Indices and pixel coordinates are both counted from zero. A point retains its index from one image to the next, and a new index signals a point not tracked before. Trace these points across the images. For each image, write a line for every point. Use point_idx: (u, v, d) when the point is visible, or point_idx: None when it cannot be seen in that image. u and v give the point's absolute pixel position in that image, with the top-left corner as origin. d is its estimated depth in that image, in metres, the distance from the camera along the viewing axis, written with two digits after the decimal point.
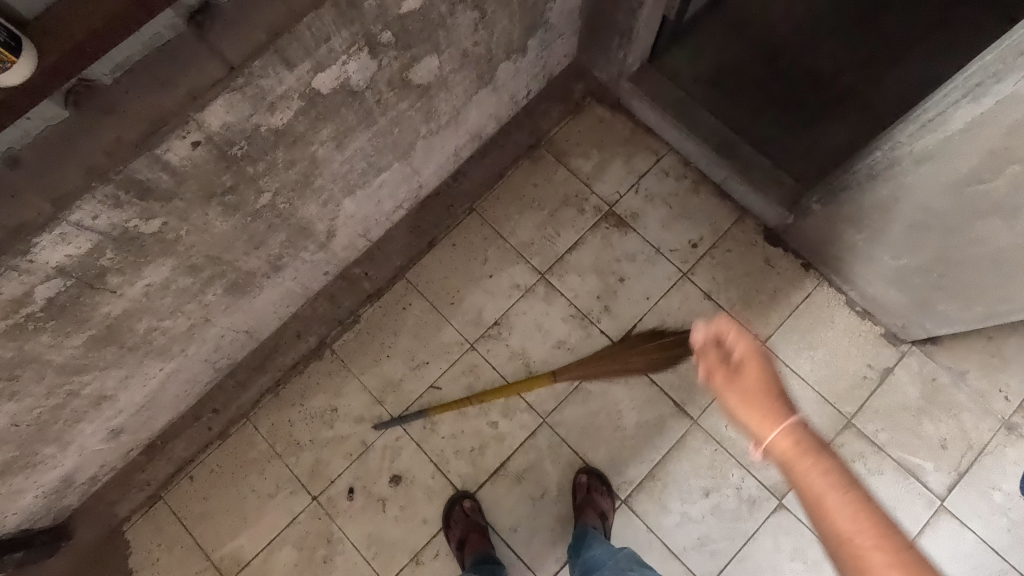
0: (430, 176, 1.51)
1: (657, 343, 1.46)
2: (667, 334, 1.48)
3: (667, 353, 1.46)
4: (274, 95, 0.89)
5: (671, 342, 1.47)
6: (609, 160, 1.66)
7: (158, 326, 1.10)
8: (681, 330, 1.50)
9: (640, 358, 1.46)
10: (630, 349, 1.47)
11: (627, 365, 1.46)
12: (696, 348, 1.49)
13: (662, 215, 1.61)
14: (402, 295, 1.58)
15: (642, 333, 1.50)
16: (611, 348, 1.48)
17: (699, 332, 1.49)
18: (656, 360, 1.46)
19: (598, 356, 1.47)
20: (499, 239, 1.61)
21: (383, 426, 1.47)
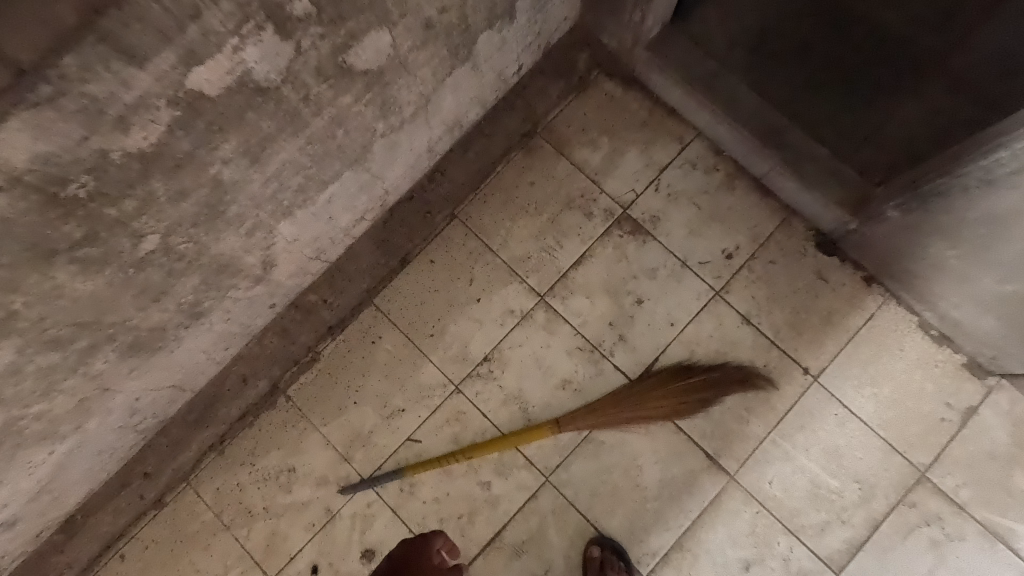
0: (398, 180, 1.19)
1: (682, 386, 1.19)
2: (695, 374, 1.20)
3: (694, 398, 1.19)
4: (121, 105, 0.58)
5: (700, 384, 1.20)
6: (622, 150, 1.34)
7: (26, 412, 0.82)
8: (713, 365, 1.22)
9: (661, 405, 1.19)
10: (649, 393, 1.19)
11: (646, 413, 1.19)
12: (732, 389, 1.21)
13: (689, 219, 1.30)
14: (371, 325, 1.30)
15: (664, 369, 1.21)
16: (627, 392, 1.20)
17: (734, 368, 1.21)
18: (680, 407, 1.19)
19: (610, 402, 1.20)
20: (487, 254, 1.32)
21: (349, 490, 1.22)
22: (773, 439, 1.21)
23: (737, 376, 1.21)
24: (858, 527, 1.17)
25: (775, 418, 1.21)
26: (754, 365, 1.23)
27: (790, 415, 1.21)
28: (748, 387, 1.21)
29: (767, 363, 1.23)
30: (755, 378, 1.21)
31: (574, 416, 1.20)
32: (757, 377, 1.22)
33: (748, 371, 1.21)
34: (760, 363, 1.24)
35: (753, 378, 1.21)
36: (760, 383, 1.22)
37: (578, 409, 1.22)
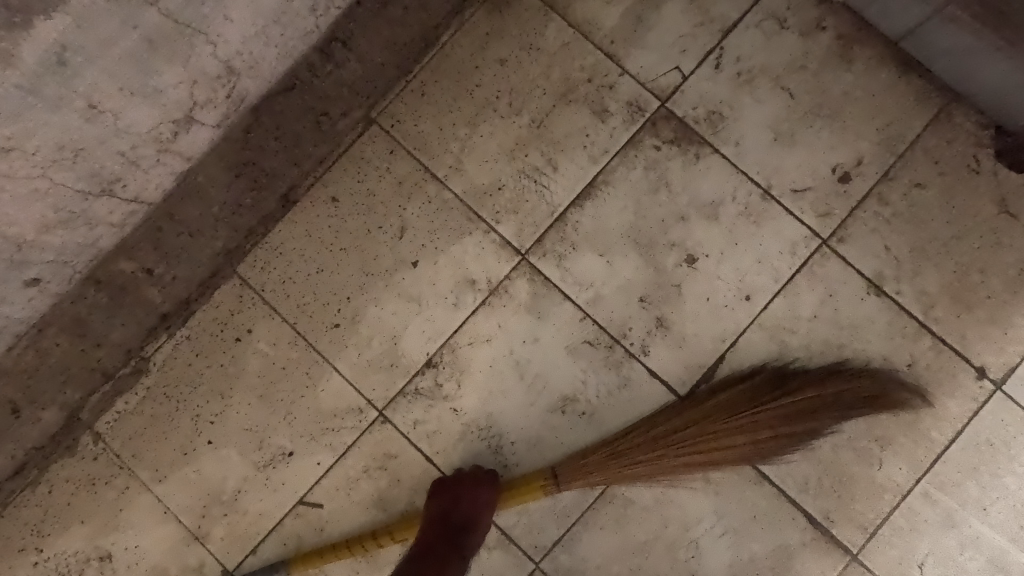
0: (249, 42, 0.64)
1: (773, 411, 0.68)
2: (793, 388, 0.68)
3: (792, 430, 0.68)
4: None
5: (800, 407, 0.68)
6: (657, 0, 0.78)
7: None
8: (820, 370, 0.70)
9: (736, 443, 0.68)
10: (716, 423, 0.68)
11: (708, 458, 0.68)
12: (858, 412, 0.68)
13: (775, 115, 0.75)
14: (235, 311, 0.77)
15: (738, 381, 0.70)
16: (675, 422, 0.69)
17: (859, 377, 0.69)
18: (768, 445, 0.68)
19: (647, 439, 0.68)
20: (430, 185, 0.77)
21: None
22: (927, 491, 0.70)
23: (864, 390, 0.68)
24: None
25: (930, 457, 0.70)
26: (890, 365, 0.71)
27: (956, 450, 0.70)
28: (887, 405, 0.69)
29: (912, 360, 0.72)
30: (898, 390, 0.69)
31: (585, 465, 0.68)
32: (899, 386, 0.69)
33: (882, 374, 0.70)
34: (897, 359, 0.72)
35: (895, 388, 0.69)
36: (908, 397, 0.69)
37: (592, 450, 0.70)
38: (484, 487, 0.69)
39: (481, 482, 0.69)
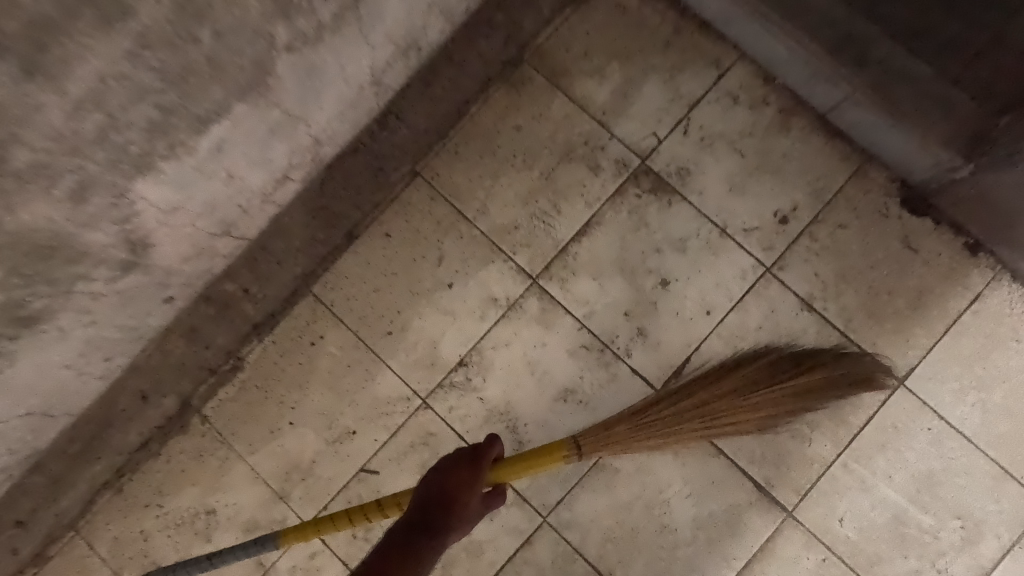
0: (332, 122, 0.86)
1: (774, 394, 0.77)
2: (790, 377, 0.78)
3: (786, 412, 0.78)
4: None
5: (810, 384, 0.78)
6: (639, 80, 1.00)
7: None
8: (803, 361, 0.79)
9: (737, 421, 0.77)
10: (723, 401, 0.77)
11: (713, 433, 0.77)
12: (823, 400, 0.79)
13: (729, 170, 0.97)
14: (309, 321, 0.99)
15: (744, 363, 0.79)
16: (711, 392, 0.78)
17: (829, 371, 0.78)
18: (761, 423, 0.78)
19: (665, 411, 0.77)
20: (461, 223, 0.99)
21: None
22: (847, 462, 0.91)
23: (833, 381, 0.79)
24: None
25: (849, 436, 0.91)
26: (856, 363, 0.81)
27: (869, 430, 0.91)
28: (845, 395, 0.80)
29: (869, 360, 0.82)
30: (852, 385, 0.80)
31: (609, 433, 0.75)
32: (853, 380, 0.80)
33: (842, 370, 0.80)
34: (861, 358, 0.81)
35: (851, 383, 0.80)
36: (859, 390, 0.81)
37: (638, 415, 0.77)
38: (469, 466, 0.70)
39: (465, 463, 0.70)
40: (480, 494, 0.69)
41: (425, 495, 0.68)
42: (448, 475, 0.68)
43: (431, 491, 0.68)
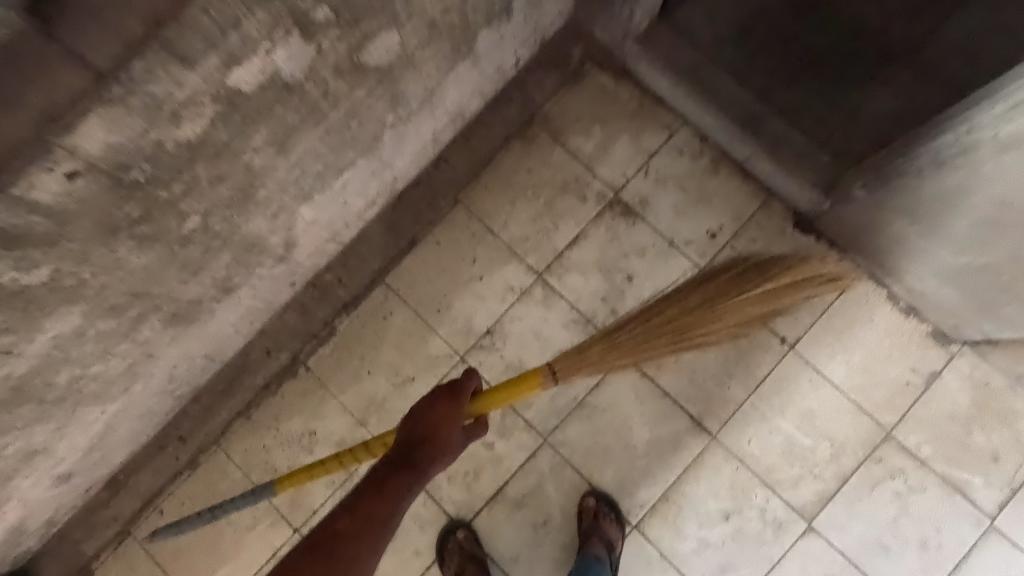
0: (406, 167, 1.29)
1: (732, 306, 0.90)
2: (746, 292, 0.90)
3: (747, 319, 0.92)
4: (175, 102, 0.68)
5: (777, 290, 0.91)
6: (614, 138, 1.43)
7: (86, 372, 0.94)
8: (766, 274, 0.91)
9: (700, 336, 0.91)
10: (686, 321, 0.89)
11: (680, 348, 0.91)
12: (784, 303, 0.93)
13: (676, 200, 1.40)
14: (381, 302, 1.41)
15: (703, 286, 0.91)
16: (680, 310, 0.90)
17: (791, 277, 0.91)
18: (724, 330, 0.92)
19: (637, 331, 0.90)
20: (489, 235, 1.42)
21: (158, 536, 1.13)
22: (753, 401, 1.32)
23: (792, 287, 0.92)
24: (829, 480, 1.29)
25: (754, 383, 1.32)
26: (817, 271, 0.93)
27: (768, 380, 1.33)
28: (807, 296, 0.94)
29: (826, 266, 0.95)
30: (820, 283, 0.94)
31: (580, 361, 0.89)
32: (810, 282, 0.93)
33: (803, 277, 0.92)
34: (820, 266, 0.94)
35: (820, 285, 0.94)
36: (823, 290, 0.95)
37: (618, 333, 0.90)
38: (447, 398, 0.85)
39: (444, 396, 0.85)
40: (460, 427, 0.85)
41: (411, 426, 0.84)
42: (430, 411, 0.84)
43: (416, 422, 0.84)
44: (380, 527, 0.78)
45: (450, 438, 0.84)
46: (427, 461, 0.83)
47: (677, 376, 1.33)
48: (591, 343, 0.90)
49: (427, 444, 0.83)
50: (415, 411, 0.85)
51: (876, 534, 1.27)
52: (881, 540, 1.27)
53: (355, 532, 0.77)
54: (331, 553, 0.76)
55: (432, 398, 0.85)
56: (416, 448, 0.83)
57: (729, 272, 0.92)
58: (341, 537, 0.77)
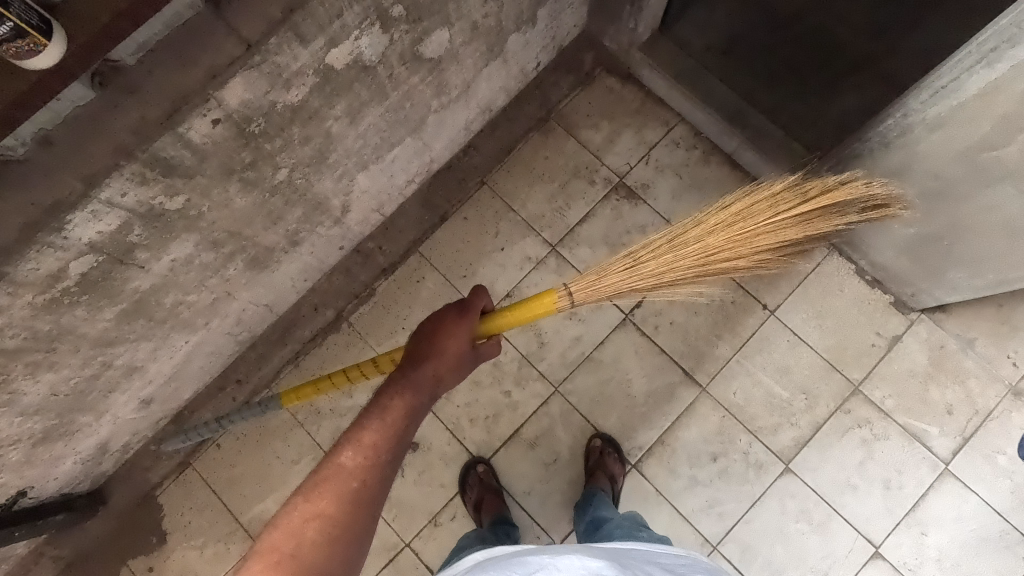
0: (441, 150, 1.51)
1: (756, 228, 0.94)
2: (775, 212, 0.95)
3: (775, 242, 0.96)
4: (290, 72, 0.90)
5: (813, 210, 0.96)
6: (620, 132, 1.66)
7: (184, 300, 1.15)
8: (802, 193, 0.96)
9: (722, 258, 0.94)
10: (708, 242, 0.93)
11: (701, 270, 0.95)
12: (819, 224, 0.97)
13: (673, 186, 1.62)
14: (415, 268, 1.62)
15: (729, 208, 0.95)
16: (704, 228, 0.94)
17: (829, 198, 0.95)
18: (750, 254, 0.96)
19: (661, 252, 0.94)
20: (510, 212, 1.63)
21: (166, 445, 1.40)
22: (737, 358, 1.52)
23: (827, 210, 0.96)
24: (804, 427, 1.47)
25: (739, 343, 1.52)
26: (856, 193, 0.97)
27: (751, 340, 1.52)
28: (848, 218, 0.98)
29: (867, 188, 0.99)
30: (855, 210, 0.98)
31: (599, 282, 0.92)
32: (846, 206, 0.97)
33: (837, 201, 0.97)
34: (861, 188, 0.98)
35: (861, 207, 0.99)
36: (862, 213, 1.00)
37: (645, 252, 0.94)
38: (456, 314, 0.91)
39: (452, 313, 0.92)
40: (467, 341, 0.90)
41: (415, 348, 0.90)
42: (436, 331, 0.90)
43: (420, 343, 0.90)
44: (391, 452, 0.82)
45: (458, 352, 0.89)
46: (433, 380, 0.88)
47: (672, 336, 1.53)
48: (613, 263, 0.93)
49: (432, 363, 0.88)
50: (418, 334, 0.91)
51: (844, 475, 1.45)
52: (850, 480, 1.45)
53: (364, 461, 0.80)
54: (341, 485, 0.78)
55: (435, 318, 0.92)
56: (422, 369, 0.88)
57: (759, 195, 0.96)
58: (350, 468, 0.79)
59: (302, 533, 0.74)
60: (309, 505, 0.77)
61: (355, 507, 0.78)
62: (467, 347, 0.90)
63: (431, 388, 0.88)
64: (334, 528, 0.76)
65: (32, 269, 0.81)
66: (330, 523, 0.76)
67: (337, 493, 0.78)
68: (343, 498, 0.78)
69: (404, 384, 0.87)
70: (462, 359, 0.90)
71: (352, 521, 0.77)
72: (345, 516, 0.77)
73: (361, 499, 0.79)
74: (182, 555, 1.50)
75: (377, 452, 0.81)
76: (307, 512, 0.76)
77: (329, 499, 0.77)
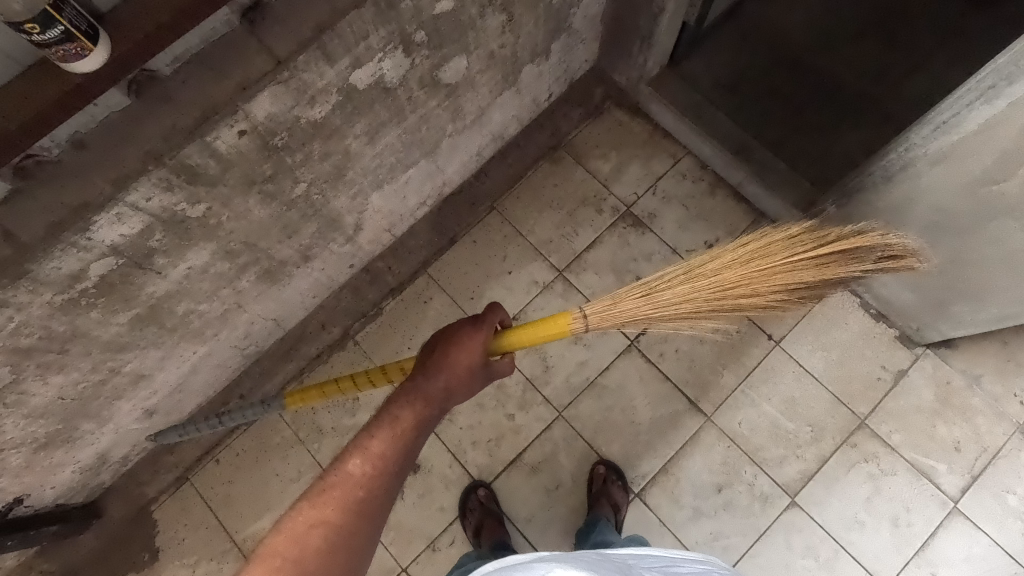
0: (453, 174, 1.55)
1: (775, 267, 0.92)
2: (796, 253, 0.93)
3: (793, 284, 0.93)
4: (315, 89, 0.94)
5: (833, 254, 0.94)
6: (627, 163, 1.70)
7: (196, 309, 1.16)
8: (819, 238, 0.94)
9: (737, 294, 0.93)
10: (725, 277, 0.92)
11: (715, 306, 0.93)
12: (840, 269, 0.94)
13: (679, 216, 1.65)
14: (423, 289, 1.64)
15: (748, 245, 0.94)
16: (721, 265, 0.92)
17: (848, 245, 0.93)
18: (767, 295, 0.93)
19: (677, 285, 0.92)
20: (518, 237, 1.66)
21: (159, 438, 1.34)
22: (742, 388, 1.51)
23: (848, 254, 0.94)
24: (810, 460, 1.46)
25: (744, 372, 1.52)
26: (878, 242, 0.95)
27: (756, 370, 1.52)
28: (869, 265, 0.96)
29: (889, 239, 0.97)
30: (877, 259, 0.96)
31: (611, 310, 0.90)
32: (866, 255, 0.95)
33: (858, 246, 0.95)
34: (883, 237, 0.96)
35: (882, 257, 0.97)
36: (882, 263, 0.97)
37: (661, 285, 0.92)
38: (471, 326, 0.90)
39: (466, 324, 0.91)
40: (481, 355, 0.90)
41: (427, 359, 0.89)
42: (449, 342, 0.89)
43: (432, 354, 0.90)
44: (398, 464, 0.82)
45: (470, 366, 0.89)
46: (443, 393, 0.88)
47: (677, 363, 1.53)
48: (628, 290, 0.91)
49: (444, 375, 0.88)
50: (430, 344, 0.91)
51: (852, 511, 1.42)
52: (857, 516, 1.42)
53: (371, 471, 0.81)
54: (347, 493, 0.79)
55: (448, 328, 0.91)
56: (433, 380, 0.88)
57: (779, 235, 0.94)
58: (357, 477, 0.80)
59: (306, 541, 0.74)
60: (314, 512, 0.77)
61: (359, 518, 0.78)
62: (479, 360, 0.90)
63: (440, 401, 0.89)
64: (337, 536, 0.76)
65: (55, 268, 0.83)
66: (334, 531, 0.76)
67: (342, 501, 0.78)
68: (348, 507, 0.78)
69: (415, 396, 0.87)
70: (473, 373, 0.90)
71: (355, 531, 0.77)
72: (349, 525, 0.77)
73: (366, 509, 0.79)
74: (174, 573, 1.47)
75: (384, 462, 0.82)
76: (311, 519, 0.76)
77: (335, 507, 0.78)
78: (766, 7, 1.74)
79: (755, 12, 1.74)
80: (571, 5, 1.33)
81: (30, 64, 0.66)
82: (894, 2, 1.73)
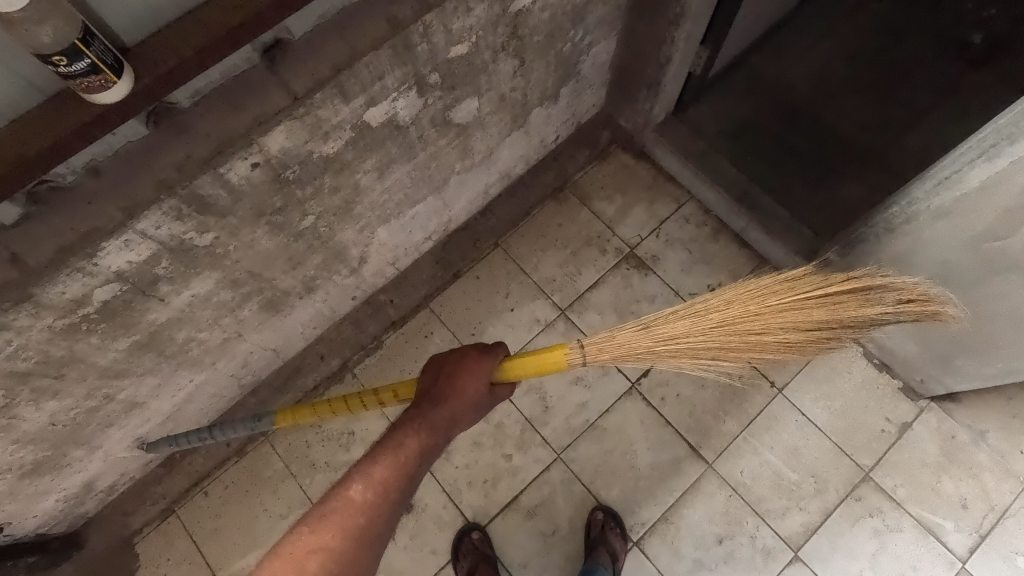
0: (459, 212, 1.57)
1: (782, 304, 0.91)
2: (803, 291, 0.92)
3: (803, 322, 0.92)
4: (330, 125, 0.95)
5: (842, 295, 0.93)
6: (632, 206, 1.72)
7: (195, 337, 1.15)
8: (825, 278, 0.94)
9: (744, 331, 0.91)
10: (730, 312, 0.91)
11: (723, 342, 0.91)
12: (852, 309, 0.93)
13: (683, 259, 1.66)
14: (424, 323, 1.63)
15: (754, 282, 0.94)
16: (724, 303, 0.92)
17: (855, 285, 0.93)
18: (776, 333, 0.92)
19: (682, 319, 0.91)
20: (522, 275, 1.66)
21: (151, 448, 1.30)
22: (744, 435, 1.49)
23: (858, 294, 0.94)
24: (813, 513, 1.42)
25: (747, 419, 1.50)
26: (886, 283, 0.95)
27: (760, 418, 1.50)
28: (882, 307, 0.94)
29: (899, 281, 0.97)
30: (893, 300, 0.95)
31: (613, 341, 0.89)
32: (878, 295, 0.95)
33: (867, 287, 0.94)
34: (891, 279, 0.96)
35: (896, 299, 0.95)
36: (897, 307, 0.96)
37: (663, 322, 0.91)
38: (476, 355, 0.88)
39: (472, 352, 0.89)
40: (486, 385, 0.88)
41: (432, 387, 0.89)
42: (455, 370, 0.88)
43: (438, 381, 0.88)
44: (398, 492, 0.84)
45: (475, 395, 0.87)
46: (448, 421, 0.87)
47: (678, 408, 1.51)
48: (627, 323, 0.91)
49: (448, 404, 0.87)
50: (438, 370, 0.90)
51: (856, 568, 1.38)
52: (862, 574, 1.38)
53: (372, 499, 0.83)
54: (347, 520, 0.82)
55: (456, 355, 0.89)
56: (436, 410, 0.87)
57: (783, 276, 0.94)
58: (358, 504, 0.83)
59: (304, 565, 0.79)
60: (313, 537, 0.81)
61: (357, 545, 0.82)
62: (485, 390, 0.88)
63: (446, 428, 0.88)
64: (335, 562, 0.80)
65: (59, 293, 0.82)
66: (332, 557, 0.80)
67: (342, 528, 0.82)
68: (347, 534, 0.82)
69: (419, 423, 0.86)
70: (479, 403, 0.88)
71: (354, 557, 0.81)
72: (348, 551, 0.81)
73: (366, 536, 0.82)
74: None
75: (384, 490, 0.84)
76: (311, 544, 0.81)
77: (335, 533, 0.81)
78: (768, 60, 1.79)
79: (757, 64, 1.79)
80: (581, 52, 1.37)
81: (52, 93, 0.67)
82: (892, 60, 1.78)
